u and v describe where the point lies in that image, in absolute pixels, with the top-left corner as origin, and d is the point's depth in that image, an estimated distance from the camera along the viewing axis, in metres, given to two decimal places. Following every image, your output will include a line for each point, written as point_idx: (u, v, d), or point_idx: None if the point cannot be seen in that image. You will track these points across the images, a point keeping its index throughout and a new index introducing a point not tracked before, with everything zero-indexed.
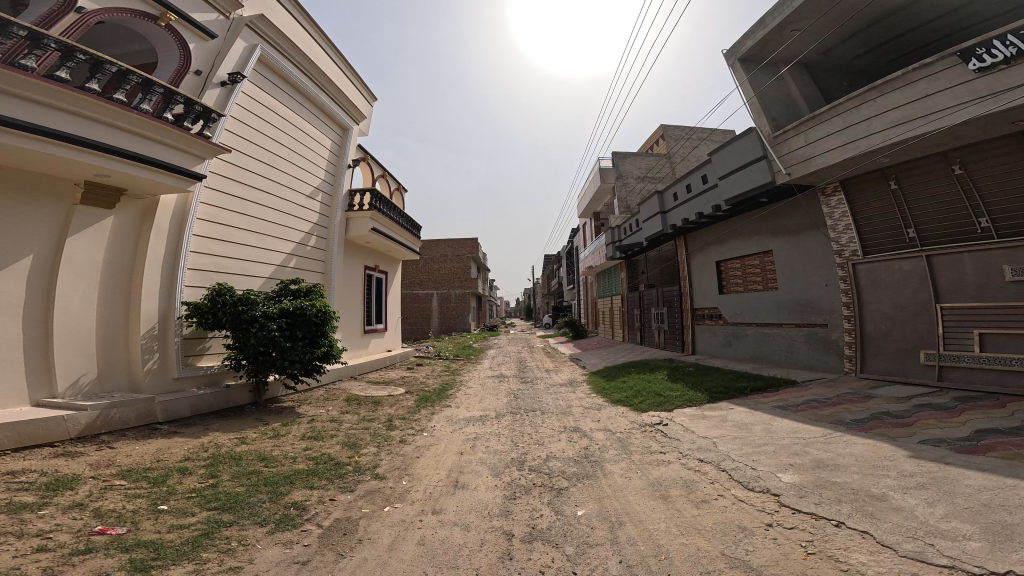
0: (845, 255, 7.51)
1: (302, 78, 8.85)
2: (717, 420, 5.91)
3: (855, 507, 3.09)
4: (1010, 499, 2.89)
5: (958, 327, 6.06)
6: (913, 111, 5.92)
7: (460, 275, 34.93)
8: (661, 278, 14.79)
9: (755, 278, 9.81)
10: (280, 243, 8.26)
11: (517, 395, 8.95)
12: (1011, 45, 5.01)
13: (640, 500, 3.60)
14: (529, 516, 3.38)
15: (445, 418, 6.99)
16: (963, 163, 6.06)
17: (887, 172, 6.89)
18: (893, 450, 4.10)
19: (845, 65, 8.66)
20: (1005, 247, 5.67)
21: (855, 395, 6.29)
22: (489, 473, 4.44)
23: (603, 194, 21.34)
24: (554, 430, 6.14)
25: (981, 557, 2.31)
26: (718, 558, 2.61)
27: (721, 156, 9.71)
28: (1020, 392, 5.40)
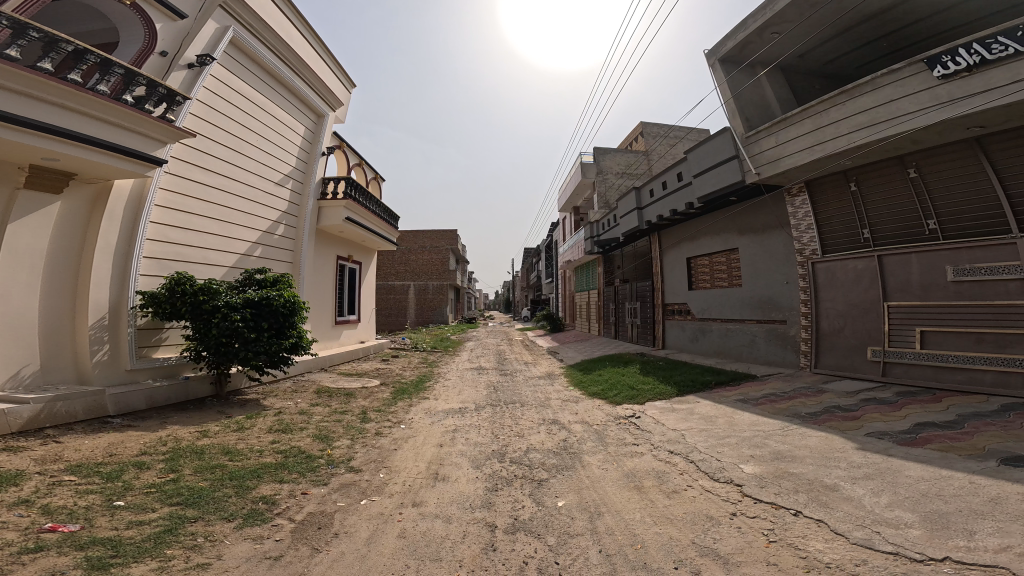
0: (805, 254, 7.93)
1: (275, 60, 8.43)
2: (686, 413, 6.14)
3: (811, 497, 3.31)
4: (945, 488, 3.17)
5: (903, 324, 6.49)
6: (878, 115, 6.24)
7: (437, 267, 34.45)
8: (635, 274, 15.13)
9: (721, 276, 10.21)
10: (245, 232, 7.91)
11: (497, 388, 9.00)
12: (974, 53, 5.24)
13: (616, 491, 3.73)
14: (511, 507, 3.43)
15: (423, 410, 6.95)
16: (919, 167, 6.43)
17: (849, 176, 7.27)
18: (843, 441, 4.41)
19: (818, 69, 9.04)
20: (949, 249, 6.07)
21: (810, 390, 6.69)
22: (469, 465, 4.47)
23: (583, 189, 21.57)
24: (533, 422, 6.22)
25: (921, 544, 2.52)
26: (688, 547, 2.74)
27: (696, 154, 9.98)
28: (953, 387, 5.89)
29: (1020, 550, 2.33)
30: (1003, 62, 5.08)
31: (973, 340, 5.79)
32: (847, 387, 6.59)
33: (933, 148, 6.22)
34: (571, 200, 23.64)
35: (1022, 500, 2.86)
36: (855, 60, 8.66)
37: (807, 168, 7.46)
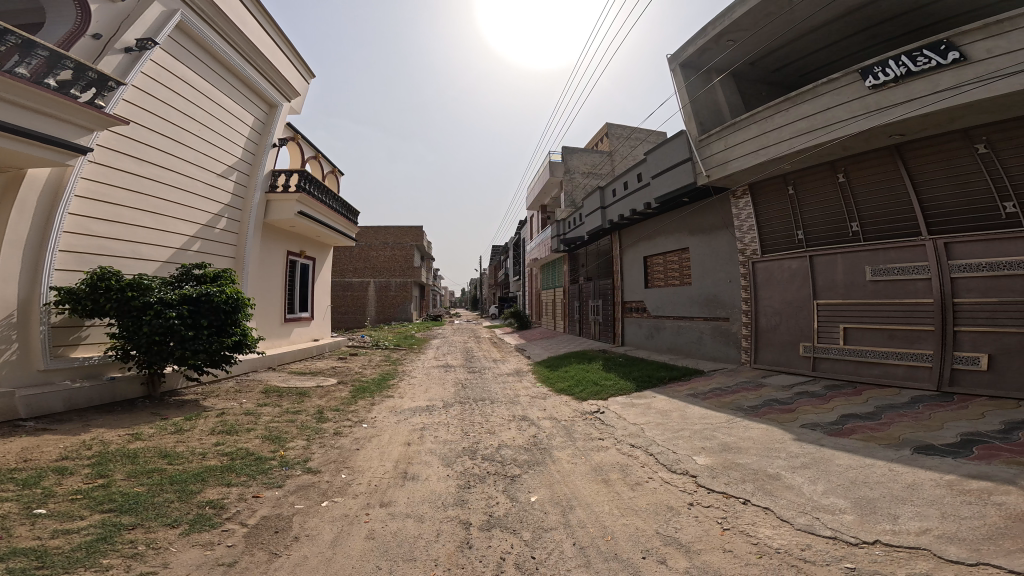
0: (747, 254, 8.52)
1: (225, 47, 7.92)
2: (644, 408, 6.44)
3: (757, 486, 3.59)
4: (870, 475, 3.54)
5: (830, 322, 7.11)
6: (815, 123, 6.76)
7: (400, 264, 33.69)
8: (598, 272, 15.54)
9: (674, 275, 10.73)
10: (181, 225, 7.31)
11: (465, 385, 8.99)
12: (901, 66, 5.77)
13: (586, 484, 3.86)
14: (485, 504, 3.46)
15: (387, 409, 6.83)
16: (847, 172, 7.03)
17: (788, 181, 7.84)
18: (781, 433, 4.80)
19: (766, 77, 9.65)
20: (868, 250, 6.68)
21: (750, 384, 7.21)
22: (438, 463, 4.45)
23: (551, 188, 21.84)
24: (503, 419, 6.27)
25: (856, 529, 2.79)
26: (654, 537, 2.89)
27: (655, 156, 10.39)
28: (871, 381, 6.55)
29: (936, 531, 2.62)
30: (926, 73, 5.58)
31: (886, 336, 6.41)
32: (784, 381, 7.16)
33: (858, 155, 6.83)
34: (538, 198, 23.88)
35: (935, 485, 3.23)
36: (802, 68, 9.28)
37: (753, 172, 7.96)
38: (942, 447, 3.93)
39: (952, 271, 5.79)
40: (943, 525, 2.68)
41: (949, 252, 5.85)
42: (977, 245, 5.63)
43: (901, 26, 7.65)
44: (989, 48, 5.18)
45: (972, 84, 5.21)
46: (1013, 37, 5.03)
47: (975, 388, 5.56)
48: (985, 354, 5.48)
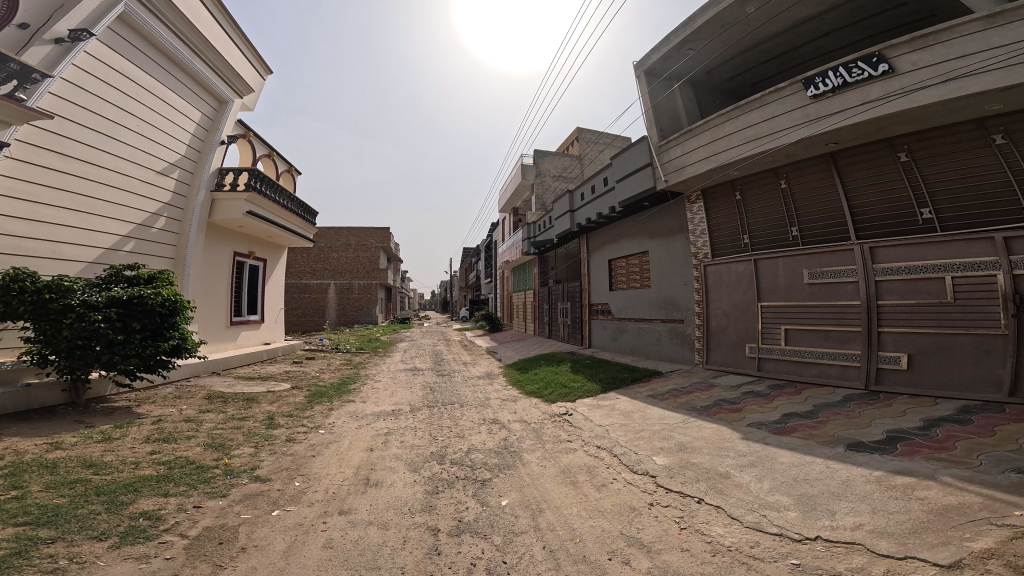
0: (700, 257, 8.95)
1: (172, 40, 7.51)
2: (609, 409, 6.62)
3: (709, 485, 3.79)
4: (808, 472, 3.84)
5: (772, 322, 7.60)
6: (762, 130, 7.21)
7: (364, 265, 32.71)
8: (566, 274, 15.83)
9: (635, 277, 11.12)
10: (113, 224, 6.71)
11: (434, 388, 8.86)
12: (839, 77, 6.19)
13: (555, 487, 3.92)
14: (454, 509, 3.44)
15: (348, 414, 6.61)
16: (788, 179, 7.55)
17: (737, 188, 8.31)
18: (731, 432, 5.10)
19: (721, 85, 10.16)
20: (804, 254, 7.16)
21: (703, 384, 7.60)
22: (404, 468, 4.37)
23: (523, 190, 22.01)
24: (472, 422, 6.27)
25: (798, 526, 3.01)
26: (618, 538, 2.99)
27: (620, 160, 10.72)
28: (809, 379, 7.05)
29: (868, 527, 2.87)
30: (860, 84, 5.99)
31: (822, 337, 6.91)
32: (732, 381, 7.61)
33: (799, 163, 7.35)
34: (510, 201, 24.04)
35: (865, 481, 3.54)
36: (753, 78, 9.85)
37: (706, 177, 8.39)
38: (871, 444, 4.30)
39: (876, 274, 6.27)
40: (874, 521, 2.94)
41: (874, 256, 6.33)
42: (898, 250, 6.10)
43: (840, 40, 8.26)
44: (915, 60, 5.60)
45: (898, 95, 5.64)
46: (935, 51, 5.46)
47: (897, 386, 6.06)
48: (905, 354, 5.99)
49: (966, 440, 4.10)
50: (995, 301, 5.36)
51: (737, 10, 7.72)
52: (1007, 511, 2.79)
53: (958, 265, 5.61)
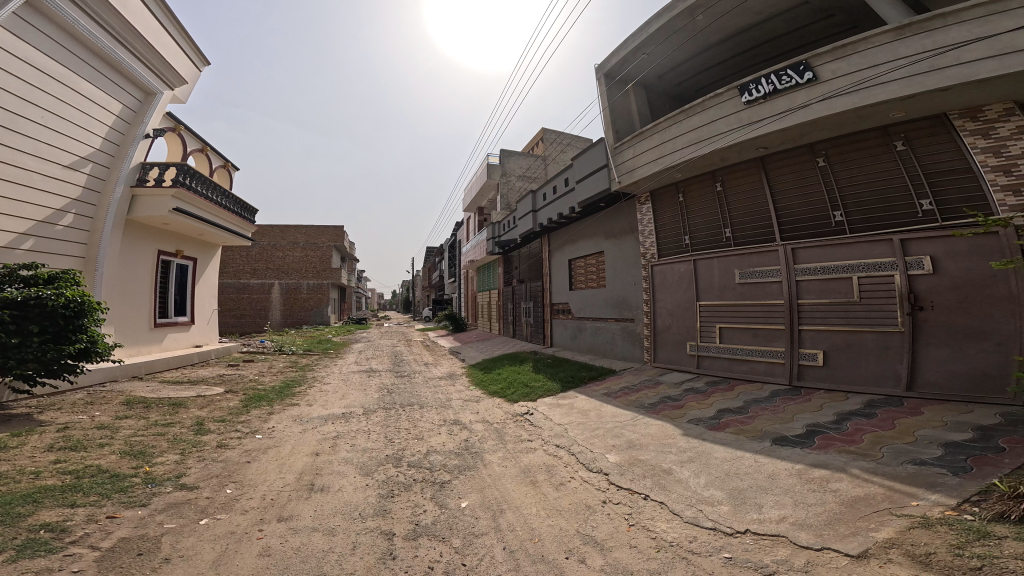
0: (647, 257, 9.37)
1: (89, 25, 6.78)
2: (567, 408, 6.78)
3: (654, 481, 4.01)
4: (738, 466, 4.17)
5: (708, 321, 7.99)
6: (702, 133, 7.56)
7: (314, 264, 31.10)
8: (529, 274, 16.02)
9: (592, 278, 11.47)
10: (6, 222, 5.96)
11: (390, 390, 8.64)
12: (769, 84, 6.53)
13: (516, 487, 3.97)
14: (411, 513, 3.38)
15: (291, 418, 6.29)
16: (723, 181, 8.01)
17: (682, 191, 8.72)
18: (673, 428, 5.40)
19: (671, 89, 10.61)
20: (736, 255, 7.58)
21: (650, 382, 7.98)
22: (354, 472, 4.23)
23: (488, 189, 21.94)
24: (432, 423, 6.18)
25: (729, 519, 3.25)
26: (574, 537, 3.08)
27: (580, 161, 11.02)
28: (739, 375, 7.48)
29: (790, 519, 3.16)
30: (788, 91, 6.34)
31: (751, 334, 7.32)
32: (677, 379, 8.03)
33: (734, 167, 7.79)
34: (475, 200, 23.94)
35: (788, 474, 3.89)
36: (700, 83, 10.33)
37: (656, 178, 8.75)
38: (793, 438, 4.73)
39: (797, 275, 6.70)
40: (794, 513, 3.24)
41: (795, 256, 6.76)
42: (816, 251, 6.55)
43: (777, 50, 8.81)
44: (836, 69, 5.91)
45: (818, 101, 6.02)
46: (851, 61, 5.79)
47: (816, 381, 6.52)
48: (821, 351, 6.45)
49: (871, 433, 4.61)
50: (893, 300, 5.79)
51: (688, 18, 8.11)
52: (905, 501, 3.17)
53: (864, 265, 6.04)
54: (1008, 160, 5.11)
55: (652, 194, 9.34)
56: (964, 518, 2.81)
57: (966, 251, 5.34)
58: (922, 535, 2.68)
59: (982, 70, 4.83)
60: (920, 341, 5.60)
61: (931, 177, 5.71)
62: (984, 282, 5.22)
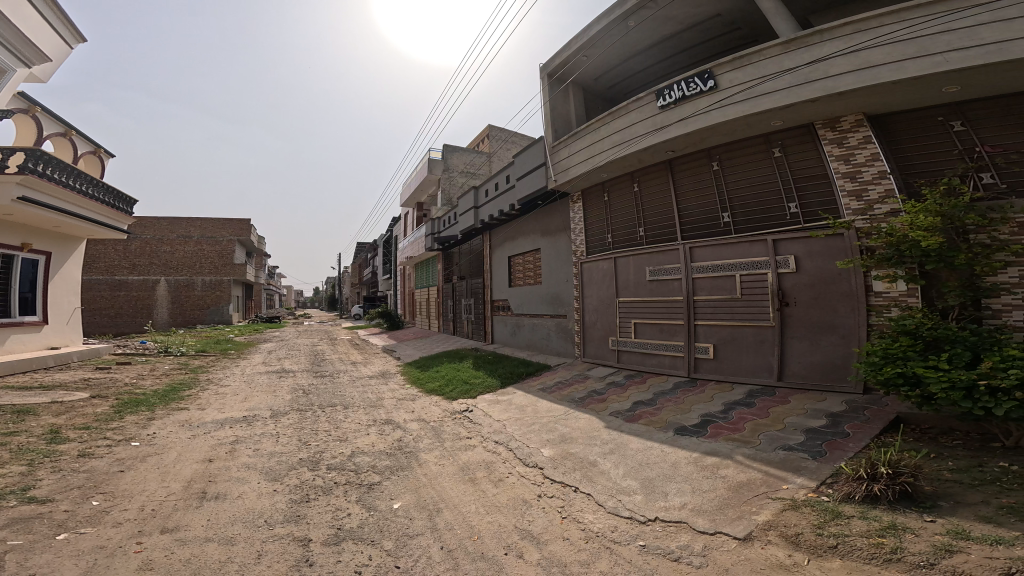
0: (578, 255, 9.75)
1: None
2: (506, 404, 6.82)
3: (582, 474, 4.18)
4: (653, 455, 4.51)
5: (625, 316, 8.48)
6: (623, 136, 7.92)
7: (213, 261, 28.46)
8: (469, 270, 15.88)
9: (529, 274, 11.69)
10: None
11: (307, 391, 8.03)
12: (678, 90, 6.97)
13: (453, 485, 3.91)
14: (331, 517, 3.17)
15: (178, 423, 5.56)
16: (641, 182, 8.47)
17: (608, 191, 9.14)
18: (599, 421, 5.70)
19: (604, 92, 10.99)
20: (648, 254, 8.07)
21: (578, 376, 8.35)
22: (258, 478, 3.85)
23: (428, 185, 21.42)
24: (359, 424, 5.86)
25: (643, 507, 3.51)
26: (512, 532, 3.11)
27: (521, 160, 11.14)
28: (651, 368, 7.98)
29: (690, 506, 3.48)
30: (694, 97, 6.79)
31: (659, 329, 7.86)
32: (602, 373, 8.48)
33: (651, 167, 8.25)
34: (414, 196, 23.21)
35: (688, 462, 4.28)
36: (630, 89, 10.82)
37: (587, 177, 9.09)
38: (692, 428, 5.22)
39: (694, 272, 7.28)
40: (694, 499, 3.58)
41: (693, 255, 7.33)
42: (709, 250, 7.13)
43: (691, 58, 9.32)
44: (733, 78, 6.37)
45: (715, 108, 6.50)
46: (746, 71, 6.26)
47: (708, 373, 7.08)
48: (711, 344, 7.03)
49: (752, 421, 5.24)
50: (766, 297, 6.42)
51: (620, 23, 8.41)
52: (778, 485, 3.66)
53: (745, 264, 6.65)
54: (853, 168, 5.78)
55: (583, 194, 9.74)
56: (823, 499, 3.31)
57: (821, 250, 5.99)
58: (792, 517, 3.11)
59: (842, 83, 5.36)
60: (786, 334, 6.24)
61: (798, 182, 6.35)
62: (832, 279, 5.87)
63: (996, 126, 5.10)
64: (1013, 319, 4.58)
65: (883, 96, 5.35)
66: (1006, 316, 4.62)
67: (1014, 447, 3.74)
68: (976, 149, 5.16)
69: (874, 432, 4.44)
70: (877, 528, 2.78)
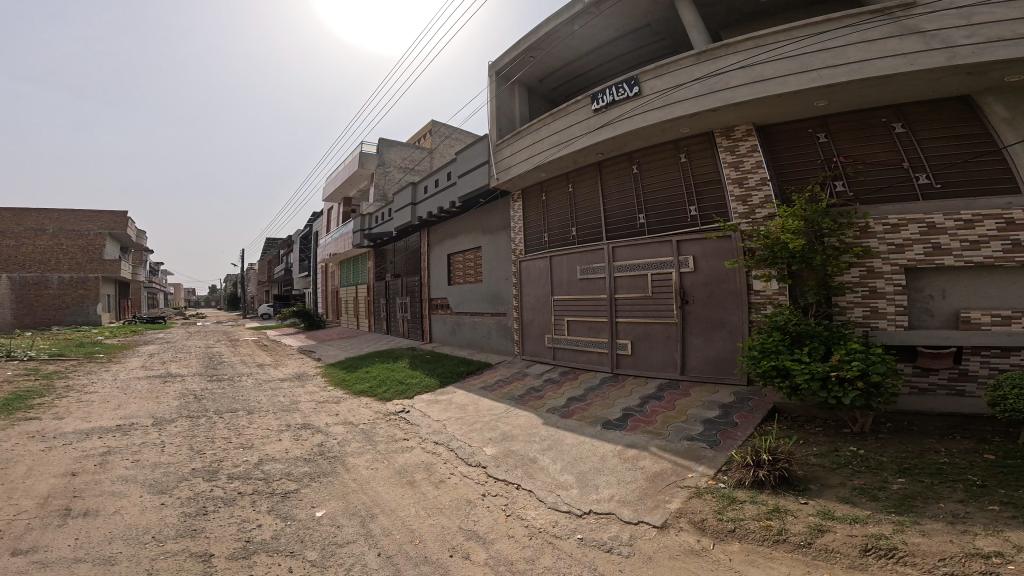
0: (517, 253, 9.88)
1: None
2: (446, 404, 6.74)
3: (524, 471, 4.25)
4: (587, 450, 4.71)
5: (559, 315, 8.74)
6: (561, 138, 8.15)
7: (75, 256, 25.38)
8: (404, 268, 15.39)
9: (470, 272, 11.63)
10: None
11: (198, 396, 7.30)
12: (608, 95, 7.28)
13: (388, 489, 3.79)
14: (236, 530, 2.92)
15: (28, 436, 4.80)
16: (576, 184, 8.79)
17: (546, 191, 9.39)
18: (537, 418, 5.81)
19: (547, 94, 11.18)
20: (578, 253, 8.37)
21: (518, 374, 8.50)
22: (140, 492, 3.45)
23: (359, 180, 20.44)
24: (267, 430, 5.45)
25: (578, 501, 3.65)
26: (456, 534, 3.08)
27: (464, 157, 11.05)
28: (582, 364, 8.30)
29: (618, 497, 3.68)
30: (621, 101, 7.12)
31: (588, 327, 8.19)
32: (540, 371, 8.67)
33: (585, 168, 8.60)
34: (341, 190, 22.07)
35: (613, 456, 4.52)
36: (571, 93, 11.12)
37: (528, 177, 9.27)
38: (614, 422, 5.52)
39: (616, 271, 7.68)
40: (621, 491, 3.79)
41: (615, 255, 7.73)
42: (628, 250, 7.53)
43: (624, 66, 9.70)
44: (655, 85, 6.74)
45: (639, 113, 6.87)
46: (664, 78, 6.65)
47: (629, 369, 7.50)
48: (630, 341, 7.46)
49: (663, 413, 5.65)
50: (671, 295, 6.93)
51: (566, 26, 8.68)
52: (684, 474, 3.98)
53: (654, 264, 7.13)
54: (741, 174, 6.33)
55: (524, 194, 9.91)
56: (719, 486, 3.68)
57: (713, 251, 6.54)
58: (698, 504, 3.41)
59: (739, 95, 5.90)
60: (687, 330, 6.77)
61: (698, 186, 6.89)
62: (722, 279, 6.43)
63: (849, 140, 5.91)
64: (854, 317, 5.33)
65: (773, 107, 5.94)
66: (849, 312, 5.36)
67: (860, 432, 4.50)
68: (833, 159, 5.92)
69: (756, 421, 5.00)
70: (764, 512, 3.14)
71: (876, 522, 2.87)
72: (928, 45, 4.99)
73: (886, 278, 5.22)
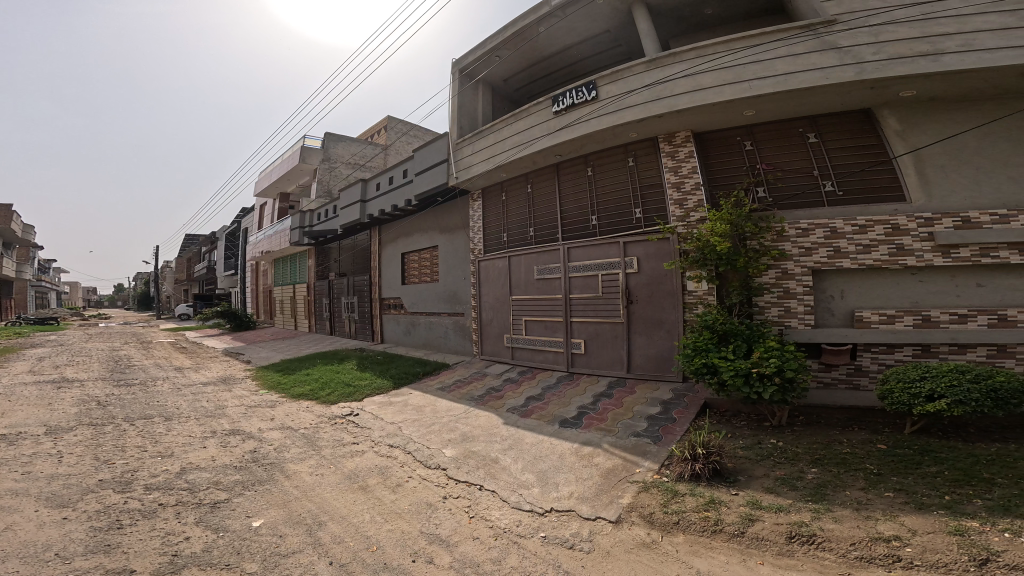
0: (475, 253, 9.82)
1: None
2: (401, 406, 6.55)
3: (485, 471, 4.21)
4: (548, 449, 4.73)
5: (516, 315, 8.77)
6: (521, 138, 8.20)
7: None
8: (352, 267, 14.81)
9: (426, 271, 11.40)
10: None
11: (104, 403, 6.61)
12: (567, 98, 7.42)
13: (337, 495, 3.60)
14: (161, 543, 2.67)
15: None
16: (535, 185, 8.86)
17: (506, 191, 9.40)
18: (496, 418, 5.78)
19: (510, 94, 11.19)
20: (535, 254, 8.44)
21: (477, 374, 8.43)
22: (37, 506, 3.07)
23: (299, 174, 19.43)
24: (190, 437, 5.04)
25: (538, 500, 3.66)
26: (418, 538, 2.98)
27: (421, 155, 10.84)
28: (538, 364, 8.38)
29: (577, 494, 3.72)
30: (578, 105, 7.28)
31: (544, 326, 8.28)
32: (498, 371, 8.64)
33: (544, 170, 8.69)
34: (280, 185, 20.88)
35: (570, 454, 4.57)
36: (534, 95, 11.20)
37: (489, 176, 9.23)
38: (570, 420, 5.60)
39: (569, 271, 7.82)
40: (579, 488, 3.84)
41: (569, 255, 7.86)
42: (581, 251, 7.69)
43: (587, 70, 9.88)
44: (609, 90, 6.93)
45: (594, 117, 7.04)
46: (616, 83, 6.84)
47: (582, 368, 7.66)
48: (582, 341, 7.62)
49: (613, 411, 5.80)
50: (617, 296, 7.14)
51: (532, 27, 8.70)
52: (633, 469, 4.11)
53: (604, 265, 7.32)
54: (679, 178, 6.64)
55: (484, 194, 9.87)
56: (663, 480, 3.82)
57: (654, 253, 6.80)
58: (647, 498, 3.52)
59: (681, 102, 6.20)
60: (631, 330, 7.01)
61: (643, 189, 7.16)
62: (661, 280, 6.71)
63: (772, 148, 6.37)
64: (771, 315, 5.75)
65: (712, 115, 6.27)
66: (767, 312, 5.77)
67: (778, 425, 4.84)
68: (757, 166, 6.37)
69: (692, 416, 5.27)
70: (702, 503, 3.30)
71: (797, 510, 3.09)
72: (843, 61, 5.44)
73: (798, 279, 5.66)
